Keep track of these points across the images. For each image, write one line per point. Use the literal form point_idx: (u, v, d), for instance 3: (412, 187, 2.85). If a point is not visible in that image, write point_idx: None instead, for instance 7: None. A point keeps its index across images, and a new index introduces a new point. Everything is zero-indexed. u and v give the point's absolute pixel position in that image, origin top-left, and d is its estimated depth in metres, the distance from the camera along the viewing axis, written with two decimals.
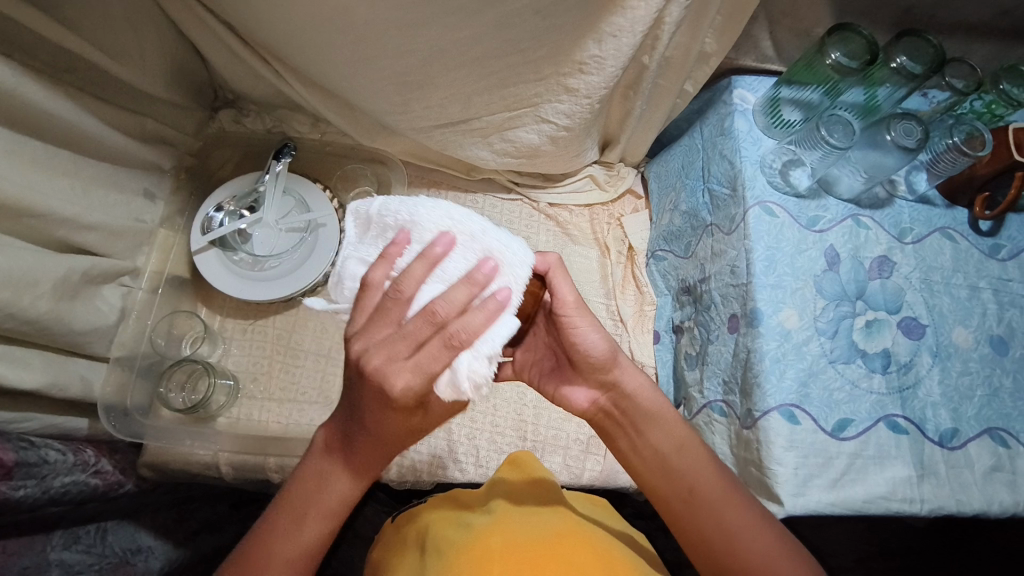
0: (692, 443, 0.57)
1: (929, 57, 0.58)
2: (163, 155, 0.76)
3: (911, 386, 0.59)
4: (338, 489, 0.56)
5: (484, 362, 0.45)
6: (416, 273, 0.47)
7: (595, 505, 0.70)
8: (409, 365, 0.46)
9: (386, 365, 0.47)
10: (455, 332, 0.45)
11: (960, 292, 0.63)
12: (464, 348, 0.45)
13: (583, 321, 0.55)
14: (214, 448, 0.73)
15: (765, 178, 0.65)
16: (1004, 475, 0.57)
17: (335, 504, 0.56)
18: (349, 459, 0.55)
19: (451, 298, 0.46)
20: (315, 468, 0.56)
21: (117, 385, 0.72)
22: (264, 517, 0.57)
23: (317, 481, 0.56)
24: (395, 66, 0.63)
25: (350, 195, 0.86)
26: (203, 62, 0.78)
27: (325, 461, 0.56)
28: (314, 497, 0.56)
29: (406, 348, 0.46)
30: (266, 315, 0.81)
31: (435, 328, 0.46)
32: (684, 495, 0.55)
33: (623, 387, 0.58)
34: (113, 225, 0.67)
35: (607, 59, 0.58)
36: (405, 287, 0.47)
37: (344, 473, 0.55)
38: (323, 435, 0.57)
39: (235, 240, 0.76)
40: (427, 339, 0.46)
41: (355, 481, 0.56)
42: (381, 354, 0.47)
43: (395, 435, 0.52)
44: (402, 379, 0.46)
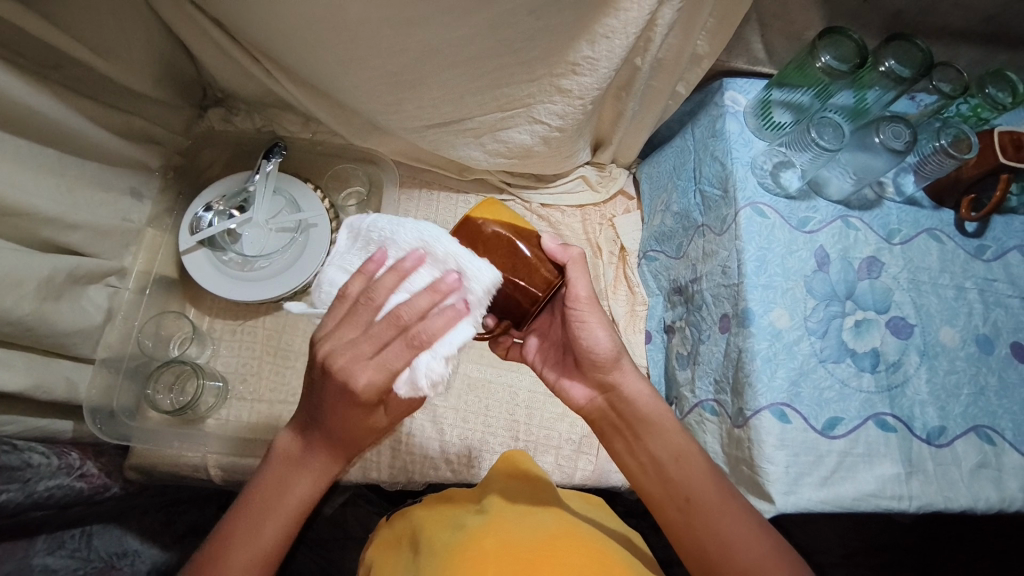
0: (689, 448, 0.57)
1: (916, 61, 0.59)
2: (151, 154, 0.75)
3: (899, 385, 0.59)
4: (303, 490, 0.56)
5: (440, 363, 0.46)
6: (386, 284, 0.48)
7: (591, 504, 0.70)
8: (373, 362, 0.47)
9: (352, 363, 0.47)
10: (416, 333, 0.46)
11: (947, 292, 0.64)
12: (424, 348, 0.46)
13: (593, 322, 0.57)
14: (203, 451, 0.73)
15: (756, 179, 0.65)
16: (990, 472, 0.58)
17: (296, 503, 0.56)
18: (311, 463, 0.55)
19: (414, 302, 0.46)
20: (281, 470, 0.56)
21: (103, 387, 0.71)
22: (229, 515, 0.56)
23: (278, 483, 0.56)
24: (387, 66, 0.63)
25: (340, 195, 0.86)
26: (192, 60, 0.77)
27: (291, 463, 0.56)
28: (279, 499, 0.55)
29: (367, 348, 0.47)
30: (256, 316, 0.80)
31: (398, 330, 0.47)
32: (680, 499, 0.56)
33: (621, 390, 0.59)
34: (100, 225, 0.66)
35: (600, 60, 0.58)
36: (376, 297, 0.48)
37: (309, 474, 0.55)
38: (286, 438, 0.57)
39: (224, 241, 0.75)
40: (389, 340, 0.47)
41: (313, 481, 0.56)
42: (348, 351, 0.48)
43: (352, 432, 0.53)
44: (364, 377, 0.47)
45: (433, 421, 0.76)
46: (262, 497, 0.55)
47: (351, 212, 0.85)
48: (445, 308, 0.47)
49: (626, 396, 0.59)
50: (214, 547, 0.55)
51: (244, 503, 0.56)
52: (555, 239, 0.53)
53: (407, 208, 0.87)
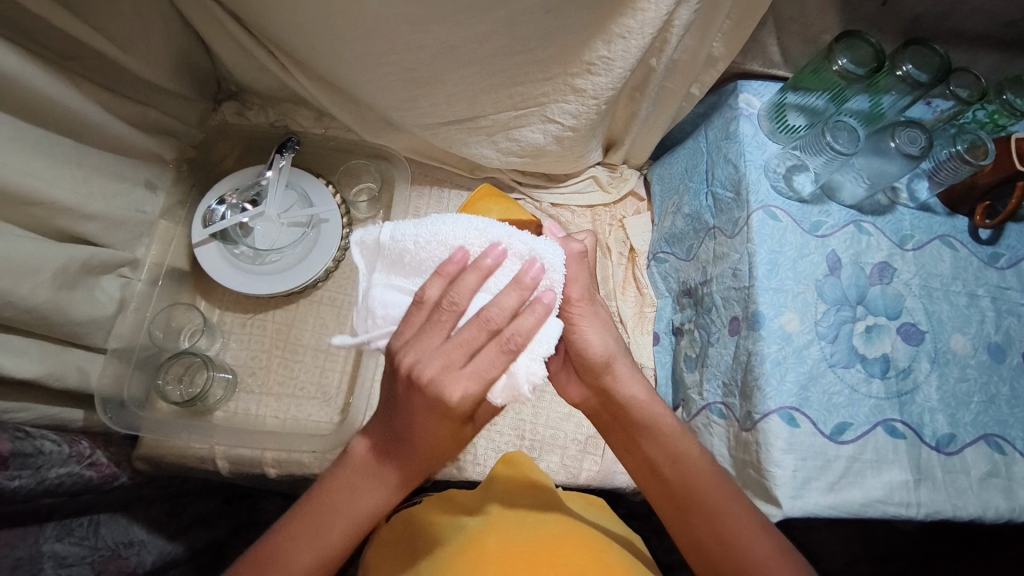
0: (690, 452, 0.56)
1: (934, 66, 0.59)
2: (166, 147, 0.75)
3: (909, 392, 0.59)
4: (374, 501, 0.54)
5: (540, 365, 0.47)
6: (468, 282, 0.48)
7: (592, 505, 0.70)
8: (466, 373, 0.46)
9: (439, 374, 0.46)
10: (510, 336, 0.46)
11: (958, 299, 0.63)
12: (520, 352, 0.47)
13: (586, 318, 0.54)
14: (212, 442, 0.73)
15: (769, 182, 0.65)
16: (1000, 481, 0.58)
17: (366, 511, 0.54)
18: (385, 471, 0.53)
19: (503, 306, 0.47)
20: (354, 478, 0.54)
21: (114, 377, 0.71)
22: (291, 512, 0.55)
23: (348, 488, 0.54)
24: (403, 62, 0.63)
25: (352, 191, 0.87)
26: (208, 53, 0.77)
27: (365, 472, 0.54)
28: (348, 506, 0.54)
29: (461, 352, 0.47)
30: (265, 309, 0.81)
31: (489, 333, 0.47)
32: (680, 500, 0.56)
33: (620, 394, 0.57)
34: (115, 215, 0.66)
35: (616, 60, 0.58)
36: (460, 301, 0.48)
37: (385, 484, 0.54)
38: (360, 444, 0.55)
39: (236, 233, 0.76)
40: (482, 344, 0.47)
41: (385, 490, 0.54)
42: (436, 363, 0.47)
43: (438, 447, 0.51)
44: (459, 388, 0.46)
45: None
46: (334, 506, 0.54)
47: (362, 208, 0.86)
48: (507, 288, 0.48)
49: (622, 399, 0.57)
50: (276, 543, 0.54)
51: (308, 506, 0.55)
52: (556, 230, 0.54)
53: (418, 205, 0.87)
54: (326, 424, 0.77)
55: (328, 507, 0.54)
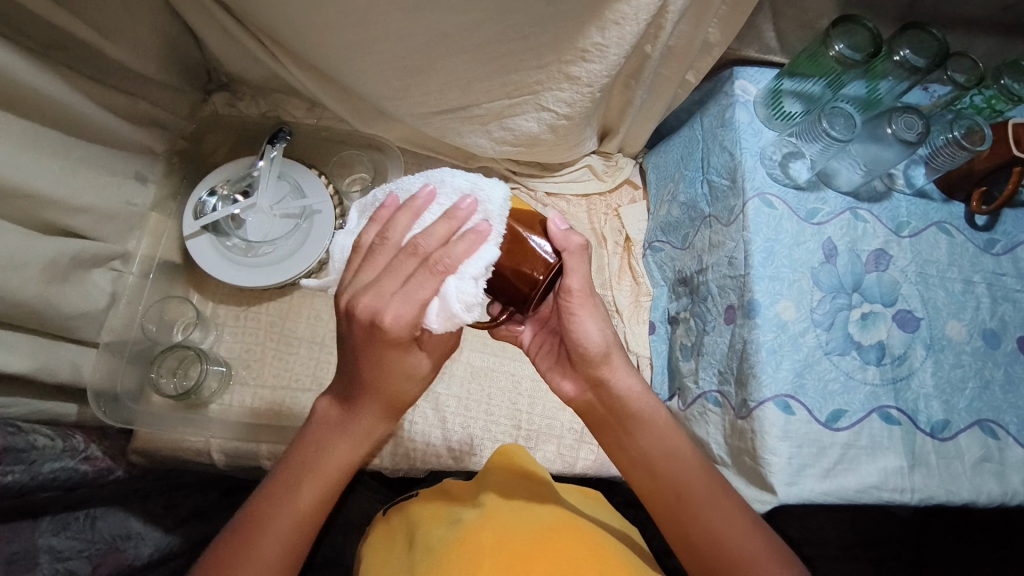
0: (683, 448, 0.57)
1: (932, 50, 0.58)
2: (155, 138, 0.74)
3: (905, 378, 0.59)
4: (336, 458, 0.56)
5: (470, 284, 0.45)
6: (401, 222, 0.48)
7: (586, 496, 0.71)
8: (399, 296, 0.45)
9: (375, 298, 0.46)
10: (438, 258, 0.45)
11: (954, 286, 0.63)
12: (449, 274, 0.45)
13: (584, 313, 0.55)
14: (207, 435, 0.73)
15: (765, 169, 0.65)
16: (994, 466, 0.58)
17: (337, 467, 0.56)
18: (347, 421, 0.55)
19: (433, 232, 0.46)
20: (320, 435, 0.56)
21: (107, 371, 0.71)
22: (266, 484, 0.57)
23: (313, 444, 0.56)
24: (395, 50, 0.62)
25: (345, 181, 0.85)
26: (197, 42, 0.76)
27: (328, 428, 0.56)
28: (312, 464, 0.55)
29: (395, 279, 0.46)
30: (260, 302, 0.80)
31: (419, 259, 0.46)
32: (671, 497, 0.56)
33: (616, 388, 0.57)
34: (104, 208, 0.65)
35: (610, 46, 0.57)
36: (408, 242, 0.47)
37: (347, 437, 0.55)
38: (324, 403, 0.56)
39: (228, 225, 0.75)
40: (411, 272, 0.46)
41: (353, 444, 0.55)
42: (370, 291, 0.46)
43: (384, 377, 0.51)
44: (389, 312, 0.45)
45: (437, 409, 0.76)
46: (298, 466, 0.55)
47: (356, 199, 0.84)
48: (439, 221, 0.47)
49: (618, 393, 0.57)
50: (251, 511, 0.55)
51: (282, 470, 0.56)
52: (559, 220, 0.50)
53: None
54: None
55: (296, 467, 0.56)
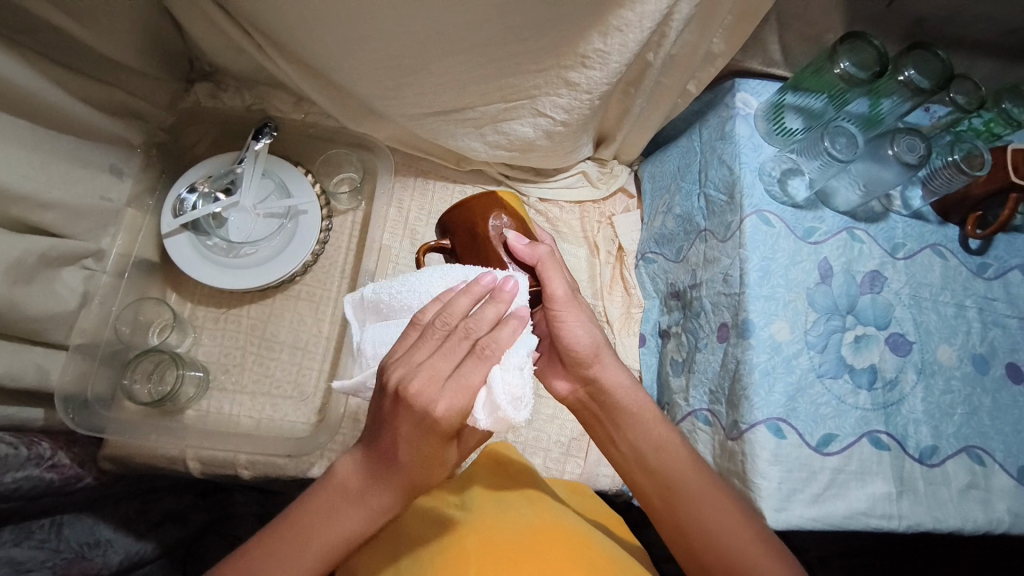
0: (673, 441, 0.56)
1: (936, 72, 0.58)
2: (132, 129, 0.71)
3: (895, 404, 0.59)
4: (347, 531, 0.50)
5: (515, 376, 0.45)
6: (460, 302, 0.48)
7: (575, 493, 0.69)
8: (451, 383, 0.44)
9: (428, 387, 0.44)
10: (485, 346, 0.45)
11: (946, 310, 0.63)
12: (493, 361, 0.45)
13: (574, 315, 0.55)
14: (183, 442, 0.69)
15: (763, 186, 0.64)
16: (979, 492, 0.58)
17: (351, 533, 0.51)
18: (363, 502, 0.50)
19: (482, 316, 0.47)
20: (334, 500, 0.51)
21: (77, 374, 0.67)
22: (268, 530, 0.52)
23: (327, 511, 0.51)
24: (388, 49, 0.60)
25: (332, 181, 0.83)
26: (178, 29, 0.72)
27: (343, 500, 0.50)
28: (319, 532, 0.50)
29: (445, 363, 0.45)
30: (240, 304, 0.77)
31: (466, 341, 0.46)
32: (663, 488, 0.55)
33: (606, 382, 0.57)
34: (76, 203, 0.62)
35: (611, 54, 0.56)
36: (451, 320, 0.47)
37: (362, 511, 0.50)
38: (346, 467, 0.51)
39: (209, 224, 0.73)
40: (461, 356, 0.45)
41: (368, 518, 0.50)
42: (424, 375, 0.44)
43: (421, 473, 0.48)
44: (443, 403, 0.44)
45: None
46: (302, 532, 0.50)
47: (343, 200, 0.82)
48: (508, 318, 0.48)
49: (607, 390, 0.57)
50: (242, 554, 0.51)
51: (283, 525, 0.51)
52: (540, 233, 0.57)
53: (401, 197, 0.84)
54: (301, 425, 0.74)
55: (302, 532, 0.51)
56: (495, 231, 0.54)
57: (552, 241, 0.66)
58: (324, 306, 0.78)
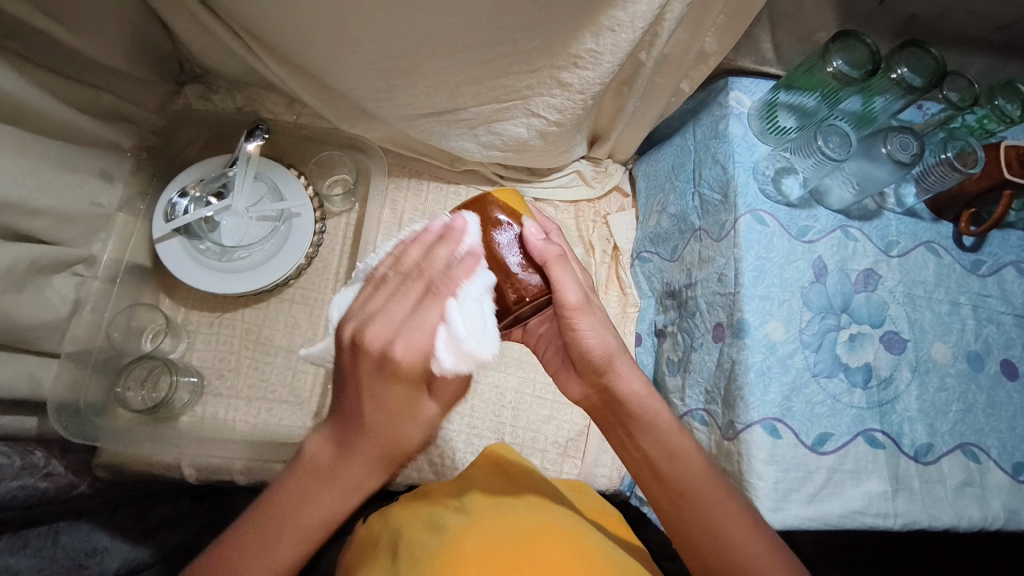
0: (688, 450, 0.54)
1: (929, 70, 0.57)
2: (122, 134, 0.70)
3: (890, 402, 0.59)
4: (322, 512, 0.50)
5: (472, 304, 0.46)
6: (440, 252, 0.48)
7: (575, 490, 0.69)
8: (413, 324, 0.45)
9: (386, 330, 0.45)
10: (440, 284, 0.46)
11: (941, 307, 0.63)
12: (449, 296, 0.46)
13: (589, 318, 0.52)
14: (178, 450, 0.69)
15: (757, 185, 0.64)
16: (974, 489, 0.59)
17: (327, 509, 0.51)
18: (335, 475, 0.49)
19: (437, 257, 0.47)
20: (305, 482, 0.50)
21: (69, 382, 0.66)
22: (243, 521, 0.51)
23: (298, 491, 0.50)
24: (378, 52, 0.59)
25: (325, 183, 0.83)
26: (167, 32, 0.72)
27: (315, 477, 0.50)
28: (293, 514, 0.50)
29: (404, 305, 0.46)
30: (234, 308, 0.77)
31: (422, 280, 0.47)
32: (675, 496, 0.53)
33: (621, 389, 0.55)
34: (66, 210, 0.61)
35: (604, 54, 0.55)
36: (405, 265, 0.48)
37: (335, 484, 0.50)
38: (314, 445, 0.51)
39: (200, 229, 0.72)
40: (414, 292, 0.46)
41: (343, 490, 0.50)
42: (380, 322, 0.46)
43: (392, 430, 0.48)
44: (400, 345, 0.45)
45: None
46: (277, 515, 0.50)
47: (337, 202, 0.81)
48: (463, 257, 0.48)
49: (621, 397, 0.55)
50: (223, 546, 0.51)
51: (258, 514, 0.51)
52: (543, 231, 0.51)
53: (395, 198, 0.83)
54: (297, 428, 0.74)
55: (276, 519, 0.50)
56: (497, 237, 0.50)
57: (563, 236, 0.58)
58: (319, 309, 0.78)
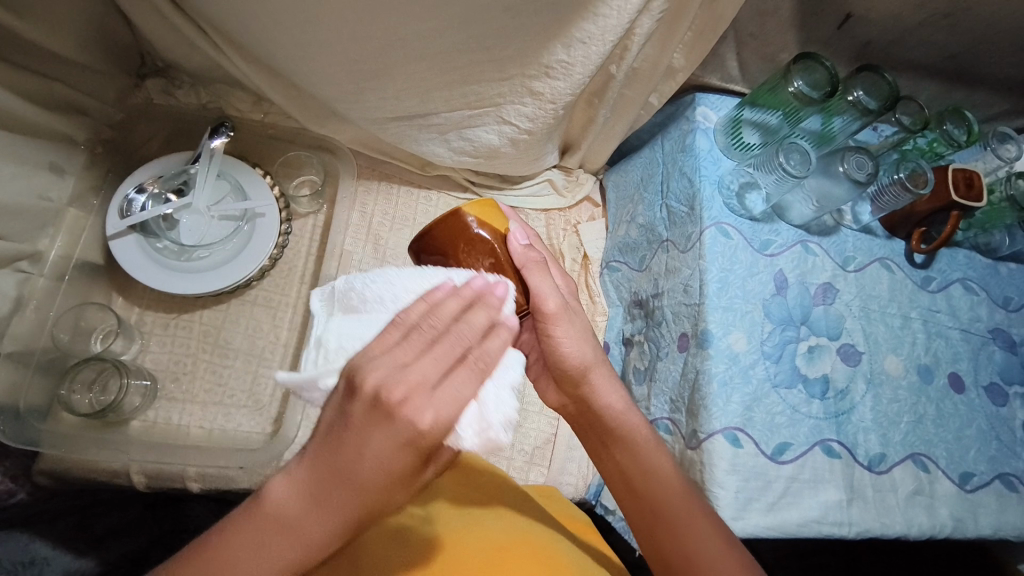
0: (663, 465, 0.52)
1: (883, 93, 0.61)
2: (75, 125, 0.67)
3: (846, 412, 0.61)
4: (273, 572, 0.40)
5: (509, 396, 0.41)
6: (447, 307, 0.42)
7: (544, 496, 0.68)
8: (437, 396, 0.38)
9: (415, 392, 0.38)
10: (478, 358, 0.41)
11: (894, 321, 0.66)
12: (488, 375, 0.41)
13: (569, 325, 0.53)
14: (127, 457, 0.65)
15: (723, 199, 0.65)
16: (924, 498, 0.61)
17: (279, 573, 0.40)
18: (300, 530, 0.39)
19: (475, 323, 0.42)
20: (262, 533, 0.39)
21: (7, 384, 0.63)
22: (180, 557, 0.41)
23: (251, 544, 0.39)
24: (348, 53, 0.58)
25: (292, 184, 0.81)
26: (127, 23, 0.69)
27: (272, 530, 0.39)
28: (239, 573, 0.40)
29: (435, 367, 0.39)
30: (192, 309, 0.74)
31: (456, 349, 0.40)
32: (644, 509, 0.52)
33: (599, 401, 0.54)
34: (10, 203, 0.58)
35: (575, 65, 0.56)
36: (438, 323, 0.41)
37: (298, 547, 0.39)
38: (281, 491, 0.40)
39: (158, 226, 0.69)
40: (450, 360, 0.40)
41: (309, 555, 0.40)
42: (410, 379, 0.38)
43: (382, 499, 0.39)
44: (427, 414, 0.37)
45: None
46: (217, 565, 0.39)
47: (303, 203, 0.80)
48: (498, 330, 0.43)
49: (599, 410, 0.54)
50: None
51: (194, 559, 0.40)
52: (521, 239, 0.50)
53: (364, 201, 0.82)
54: (256, 435, 0.71)
55: (221, 569, 0.40)
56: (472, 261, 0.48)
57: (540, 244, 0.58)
58: (282, 311, 0.76)
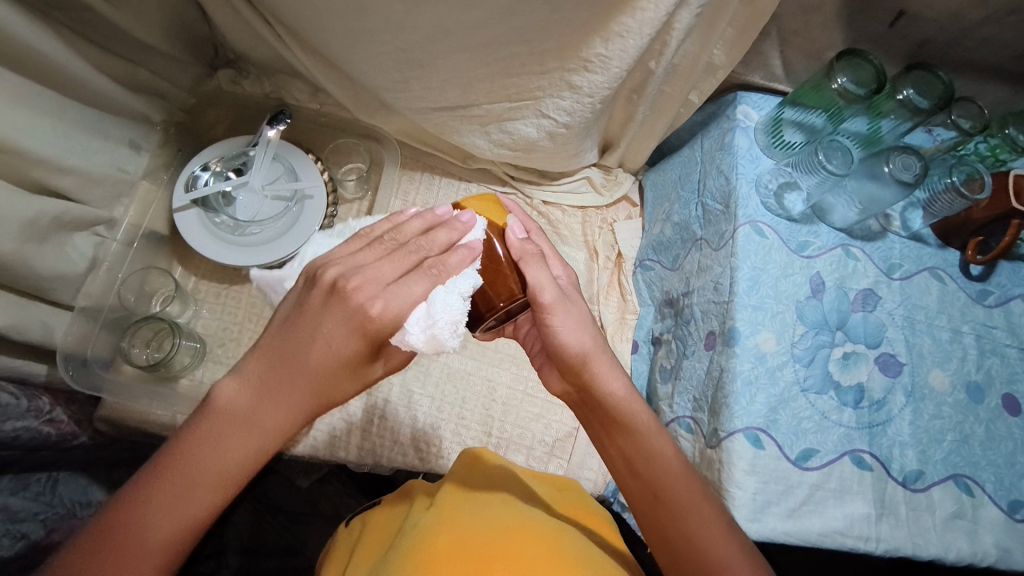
0: (666, 453, 0.52)
1: (936, 93, 0.58)
2: (152, 107, 0.74)
3: (881, 424, 0.58)
4: (241, 458, 0.47)
5: (457, 300, 0.45)
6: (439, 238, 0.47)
7: (563, 488, 0.68)
8: (388, 289, 0.45)
9: (368, 283, 0.45)
10: (433, 264, 0.45)
11: (941, 333, 0.62)
12: (438, 280, 0.45)
13: (567, 313, 0.51)
14: (174, 410, 0.71)
15: (760, 198, 0.64)
16: (965, 523, 0.57)
17: (241, 462, 0.47)
18: (257, 419, 0.46)
19: (436, 238, 0.47)
20: (223, 422, 0.46)
21: (78, 335, 0.69)
22: (144, 470, 0.46)
23: (217, 436, 0.46)
24: (396, 43, 0.62)
25: (341, 169, 0.85)
26: (204, 17, 0.76)
27: (230, 420, 0.46)
28: (212, 462, 0.46)
29: (394, 268, 0.46)
30: (242, 282, 0.80)
31: (415, 256, 0.47)
32: (649, 497, 0.51)
33: (599, 389, 0.53)
34: (92, 172, 0.65)
35: (612, 59, 0.57)
36: (402, 235, 0.48)
37: (261, 431, 0.46)
38: (229, 389, 0.47)
39: (217, 203, 0.74)
40: (409, 260, 0.46)
41: (269, 436, 0.47)
42: (365, 274, 0.45)
43: (331, 380, 0.46)
44: (379, 303, 0.44)
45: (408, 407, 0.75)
46: (187, 463, 0.46)
47: (350, 188, 0.84)
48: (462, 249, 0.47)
49: (599, 396, 0.53)
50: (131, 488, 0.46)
51: (167, 464, 0.46)
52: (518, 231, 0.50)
53: (407, 190, 0.86)
54: None
55: (191, 461, 0.46)
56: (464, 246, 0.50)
57: (543, 238, 0.58)
58: None
